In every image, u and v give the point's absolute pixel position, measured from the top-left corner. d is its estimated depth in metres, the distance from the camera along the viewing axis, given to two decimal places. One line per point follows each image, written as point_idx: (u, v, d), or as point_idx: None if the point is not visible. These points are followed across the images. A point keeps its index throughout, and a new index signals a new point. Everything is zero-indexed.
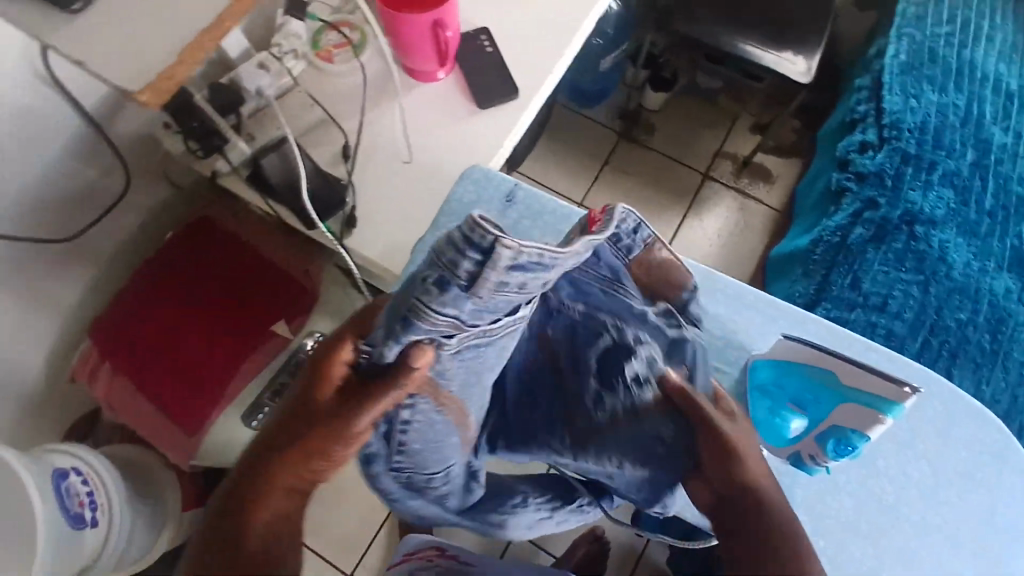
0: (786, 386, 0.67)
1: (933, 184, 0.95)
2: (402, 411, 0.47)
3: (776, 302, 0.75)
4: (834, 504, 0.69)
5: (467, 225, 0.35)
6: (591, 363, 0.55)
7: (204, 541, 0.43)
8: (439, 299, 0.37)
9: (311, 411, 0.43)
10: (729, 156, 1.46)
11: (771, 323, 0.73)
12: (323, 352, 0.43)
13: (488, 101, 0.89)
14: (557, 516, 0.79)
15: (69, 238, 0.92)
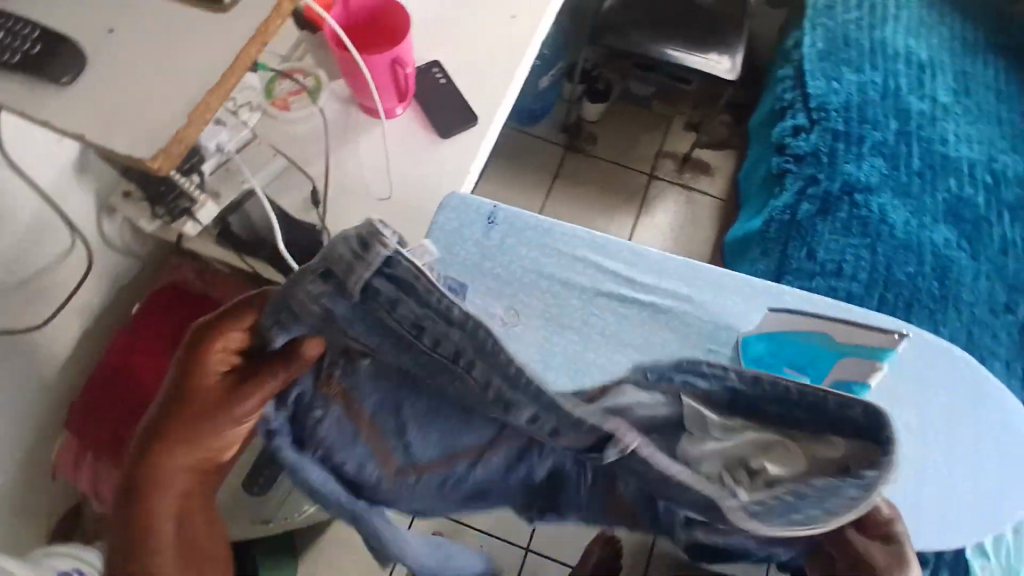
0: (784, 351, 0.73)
1: (865, 155, 1.05)
2: (292, 393, 0.50)
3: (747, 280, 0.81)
4: None
5: (366, 227, 0.43)
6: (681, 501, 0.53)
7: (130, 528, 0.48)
8: (321, 291, 0.44)
9: (194, 398, 0.50)
10: (670, 155, 1.55)
11: (755, 299, 0.80)
12: (206, 340, 0.49)
13: (449, 130, 0.92)
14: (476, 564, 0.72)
15: (30, 329, 0.86)
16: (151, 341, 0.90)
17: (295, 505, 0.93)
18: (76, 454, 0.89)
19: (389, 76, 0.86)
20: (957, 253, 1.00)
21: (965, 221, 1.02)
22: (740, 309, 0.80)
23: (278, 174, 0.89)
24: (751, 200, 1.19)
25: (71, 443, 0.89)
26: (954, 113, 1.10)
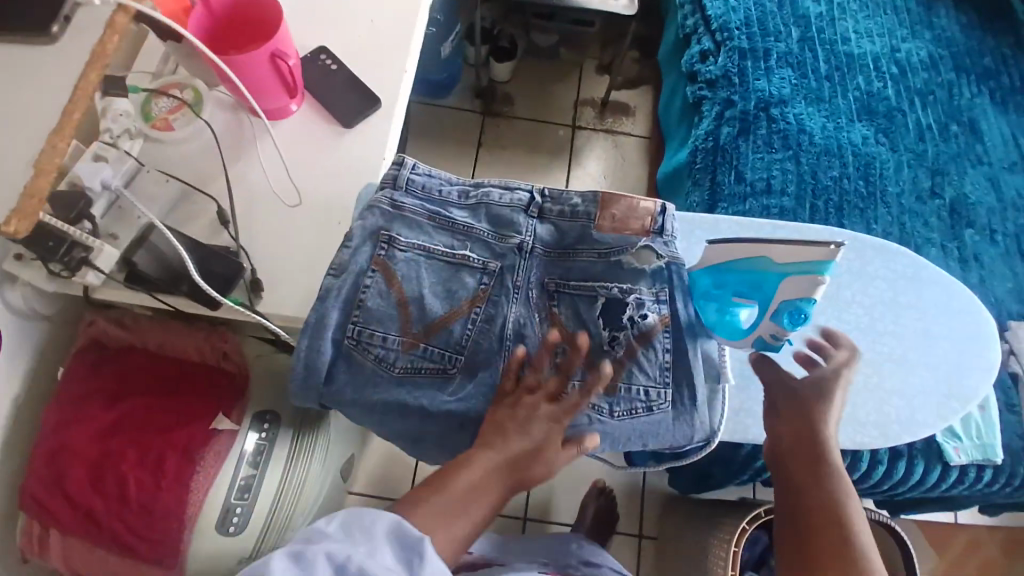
0: (727, 283, 0.72)
1: (773, 69, 1.06)
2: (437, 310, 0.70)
3: (683, 217, 0.80)
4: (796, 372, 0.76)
5: (399, 161, 0.73)
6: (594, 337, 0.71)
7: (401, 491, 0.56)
8: (393, 197, 0.72)
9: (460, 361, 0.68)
10: (589, 102, 1.52)
11: (691, 236, 0.80)
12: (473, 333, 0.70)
13: (353, 118, 0.87)
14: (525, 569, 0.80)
15: None
16: (94, 397, 0.81)
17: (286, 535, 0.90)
18: (38, 535, 0.80)
19: (272, 74, 0.80)
20: (877, 149, 1.02)
21: (879, 115, 1.05)
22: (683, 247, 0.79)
23: (178, 201, 0.82)
24: (672, 134, 1.19)
25: (31, 526, 0.80)
26: (852, 11, 1.12)
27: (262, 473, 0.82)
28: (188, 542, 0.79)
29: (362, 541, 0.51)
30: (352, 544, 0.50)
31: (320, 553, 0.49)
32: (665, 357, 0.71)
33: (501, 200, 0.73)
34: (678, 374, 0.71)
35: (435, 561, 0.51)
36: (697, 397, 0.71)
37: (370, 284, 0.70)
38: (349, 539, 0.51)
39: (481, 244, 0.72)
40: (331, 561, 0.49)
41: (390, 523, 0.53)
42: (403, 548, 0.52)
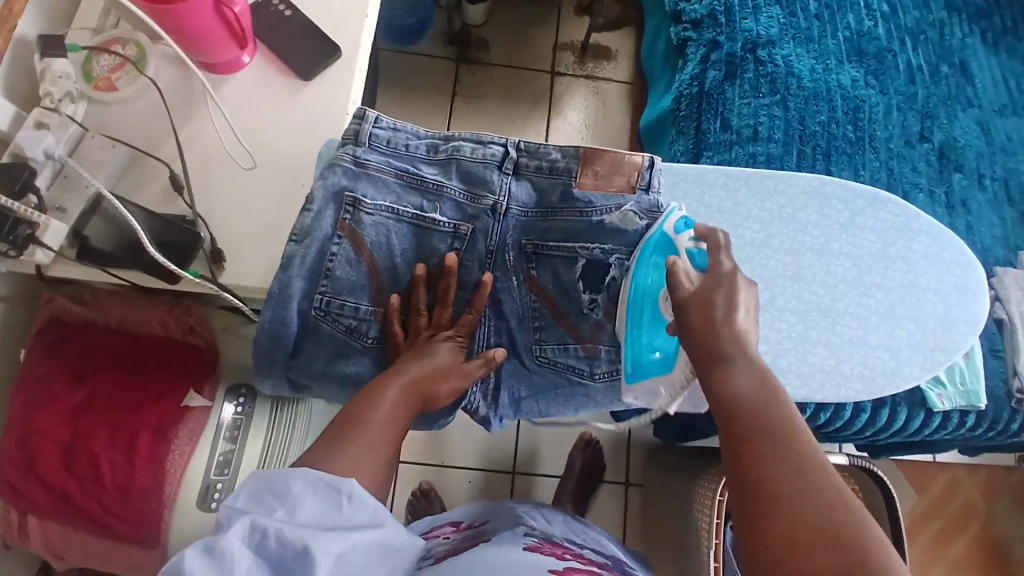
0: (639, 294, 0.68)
1: (760, 7, 1.00)
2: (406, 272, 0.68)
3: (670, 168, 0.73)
4: (781, 325, 0.74)
5: (362, 113, 0.68)
6: (573, 300, 0.70)
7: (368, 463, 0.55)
8: (356, 155, 0.68)
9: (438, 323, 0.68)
10: (568, 46, 1.44)
11: (677, 187, 0.73)
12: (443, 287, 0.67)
13: (310, 70, 0.81)
14: (501, 540, 0.79)
15: None
16: (58, 377, 0.78)
17: None
18: (17, 519, 0.79)
19: (219, 24, 0.74)
20: (866, 91, 0.98)
21: (868, 56, 1.00)
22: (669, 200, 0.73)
23: (127, 166, 0.77)
24: (655, 82, 1.13)
25: (5, 512, 0.79)
26: None
27: (240, 447, 0.80)
28: (168, 523, 0.77)
29: (277, 504, 0.48)
30: (266, 509, 0.48)
31: (234, 538, 0.45)
32: None
33: (473, 155, 0.68)
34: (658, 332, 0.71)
35: (364, 497, 0.51)
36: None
37: (338, 251, 0.66)
38: (260, 507, 0.48)
39: (452, 205, 0.68)
40: (248, 542, 0.45)
41: (299, 474, 0.50)
42: (325, 494, 0.50)
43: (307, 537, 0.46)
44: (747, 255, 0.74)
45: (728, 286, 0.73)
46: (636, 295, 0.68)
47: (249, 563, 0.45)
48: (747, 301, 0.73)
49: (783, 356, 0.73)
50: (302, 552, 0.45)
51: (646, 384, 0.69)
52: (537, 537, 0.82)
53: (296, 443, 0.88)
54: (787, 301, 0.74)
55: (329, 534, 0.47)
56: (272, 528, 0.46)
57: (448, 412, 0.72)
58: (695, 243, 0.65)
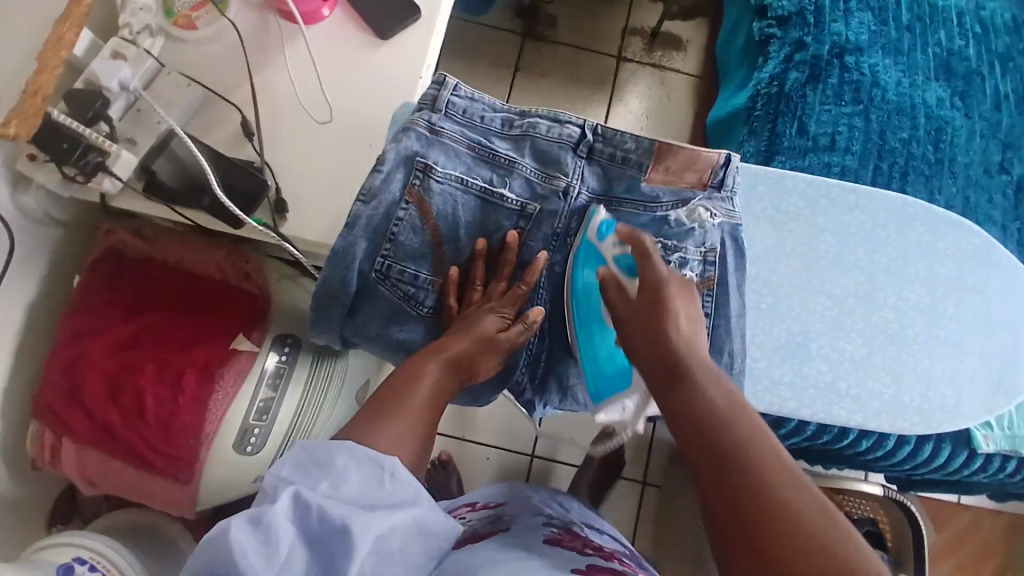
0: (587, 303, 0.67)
1: (852, 11, 0.96)
2: (466, 245, 0.68)
3: (748, 170, 0.71)
4: (847, 348, 0.71)
5: (441, 79, 0.67)
6: None
7: (419, 432, 0.55)
8: (431, 122, 0.67)
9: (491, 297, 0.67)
10: (637, 31, 1.40)
11: (752, 190, 0.70)
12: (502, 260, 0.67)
13: (388, 30, 0.79)
14: (517, 529, 0.78)
15: None
16: (111, 308, 0.80)
17: None
18: (54, 440, 0.80)
19: None
20: (951, 112, 0.94)
21: (957, 76, 0.96)
22: (742, 202, 0.70)
23: (199, 107, 0.77)
24: (729, 77, 1.10)
25: (45, 432, 0.81)
26: None
27: (281, 395, 0.81)
28: (202, 462, 0.78)
29: (321, 476, 0.47)
30: (309, 481, 0.47)
31: (279, 508, 0.45)
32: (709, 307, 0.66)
33: (548, 134, 0.66)
34: (715, 340, 0.66)
35: (406, 477, 0.50)
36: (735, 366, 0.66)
37: (403, 216, 0.66)
38: (305, 478, 0.47)
39: (521, 181, 0.67)
40: (293, 513, 0.45)
41: (344, 449, 0.49)
42: (370, 471, 0.49)
43: (349, 519, 0.45)
44: (818, 269, 0.71)
45: (796, 299, 0.71)
46: (582, 308, 0.67)
47: (293, 536, 0.45)
48: (812, 317, 0.71)
49: (845, 379, 0.70)
50: (342, 533, 0.45)
51: (614, 400, 0.67)
52: (555, 528, 0.80)
53: (333, 391, 0.90)
54: (854, 323, 0.71)
55: (371, 515, 0.46)
56: (315, 504, 0.45)
57: (492, 390, 0.72)
58: (621, 247, 0.63)
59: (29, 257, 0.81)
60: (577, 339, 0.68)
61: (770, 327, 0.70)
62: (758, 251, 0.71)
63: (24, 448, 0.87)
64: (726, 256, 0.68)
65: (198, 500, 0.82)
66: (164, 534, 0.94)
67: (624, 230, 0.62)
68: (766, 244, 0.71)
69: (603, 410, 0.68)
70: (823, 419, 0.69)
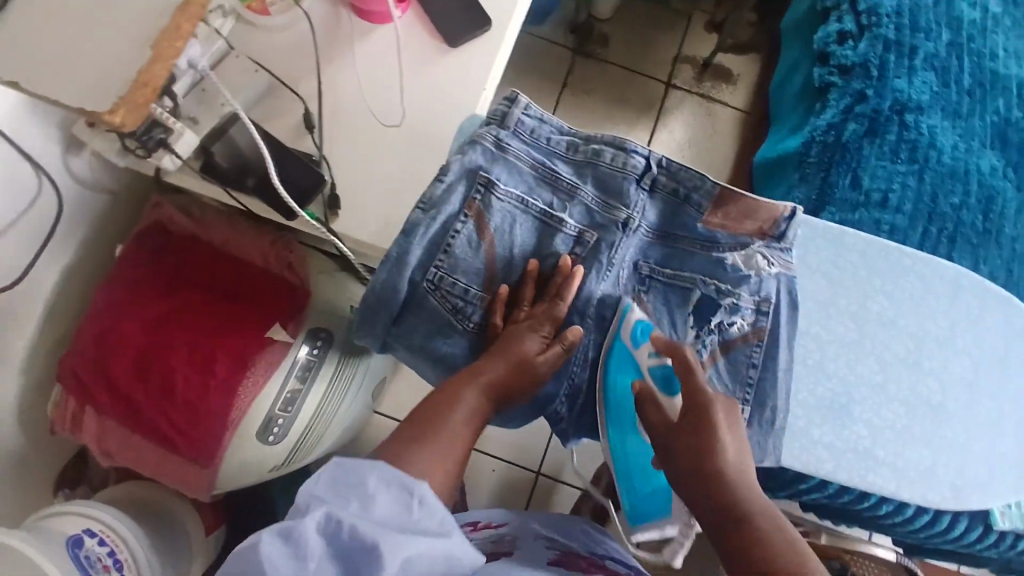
0: (621, 405, 0.69)
1: (916, 69, 0.96)
2: (517, 266, 0.67)
3: (812, 223, 0.71)
4: (889, 414, 0.70)
5: (512, 97, 0.67)
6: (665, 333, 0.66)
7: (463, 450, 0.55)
8: (497, 138, 0.67)
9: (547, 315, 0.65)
10: (689, 60, 1.40)
11: (812, 245, 0.70)
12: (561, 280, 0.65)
13: (459, 38, 0.80)
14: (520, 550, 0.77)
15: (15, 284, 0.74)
16: (151, 283, 0.79)
17: (308, 450, 0.85)
18: (73, 409, 0.79)
19: None
20: (1003, 182, 0.93)
21: (1012, 147, 0.96)
22: (801, 255, 0.70)
23: (263, 94, 0.77)
24: (782, 118, 1.10)
25: (67, 398, 0.80)
26: (1004, 26, 1.01)
27: (307, 389, 0.80)
28: (223, 448, 0.78)
29: (353, 497, 0.47)
30: (343, 500, 0.46)
31: (311, 524, 0.44)
32: (755, 356, 0.65)
33: (612, 163, 0.65)
34: (759, 395, 0.64)
35: (437, 504, 0.48)
36: (776, 420, 0.65)
37: (461, 230, 0.66)
38: (338, 496, 0.46)
39: (581, 208, 0.66)
40: (324, 531, 0.44)
41: (379, 470, 0.48)
42: (401, 493, 0.47)
43: (380, 542, 0.44)
44: (869, 330, 0.71)
45: (843, 357, 0.70)
46: (618, 424, 0.69)
47: (321, 556, 0.44)
48: (859, 380, 0.70)
49: (883, 447, 0.70)
50: (373, 554, 0.43)
51: (652, 521, 0.73)
52: (557, 549, 0.80)
53: (353, 387, 0.89)
54: (899, 389, 0.71)
55: (401, 537, 0.45)
56: (347, 521, 0.44)
57: (525, 411, 0.71)
58: (657, 357, 0.66)
59: (74, 222, 0.81)
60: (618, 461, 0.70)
61: (812, 384, 0.69)
62: (812, 305, 0.71)
63: (43, 411, 0.86)
64: (780, 306, 0.66)
65: (212, 486, 0.80)
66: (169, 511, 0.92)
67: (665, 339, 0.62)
68: (819, 295, 0.71)
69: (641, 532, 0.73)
70: (859, 484, 0.69)
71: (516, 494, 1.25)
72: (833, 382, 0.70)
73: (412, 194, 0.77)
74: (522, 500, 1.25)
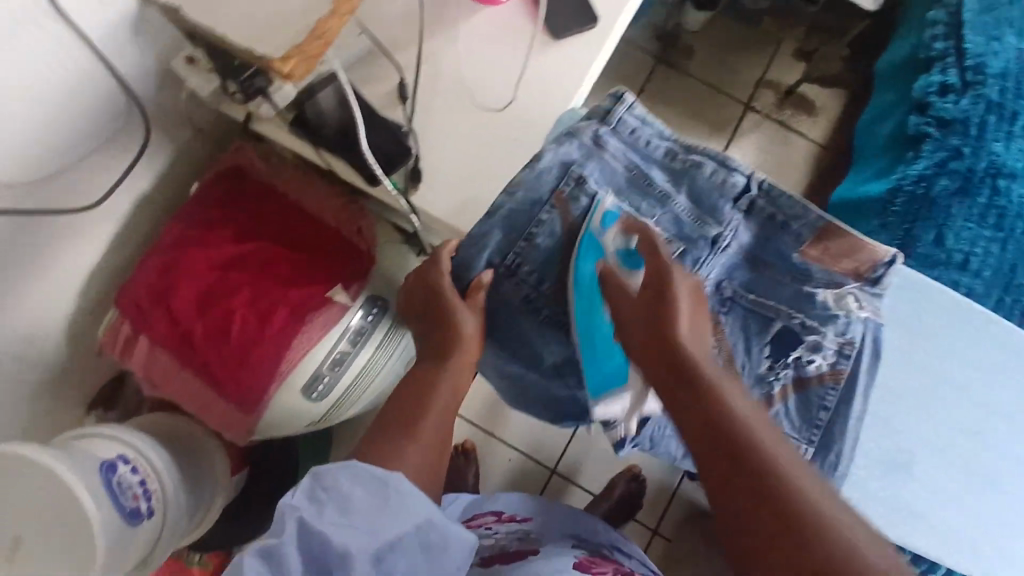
0: (582, 280, 0.64)
1: (1016, 135, 0.92)
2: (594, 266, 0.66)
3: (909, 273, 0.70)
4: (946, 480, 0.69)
5: (618, 94, 0.67)
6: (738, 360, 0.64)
7: None
8: (596, 132, 0.66)
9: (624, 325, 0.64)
10: (772, 84, 1.36)
11: (901, 297, 0.70)
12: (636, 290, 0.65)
13: (563, 30, 0.78)
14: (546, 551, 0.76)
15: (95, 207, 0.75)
16: (223, 225, 0.80)
17: (347, 406, 0.85)
18: (126, 336, 0.79)
19: None
20: None
21: None
22: (891, 302, 0.69)
23: (362, 57, 0.77)
24: (865, 159, 1.05)
25: (119, 324, 0.79)
26: None
27: (357, 352, 0.80)
28: (267, 399, 0.78)
29: (325, 500, 0.47)
30: (315, 506, 0.47)
31: (287, 535, 0.45)
32: (828, 399, 0.64)
33: (711, 177, 0.64)
34: (826, 438, 0.64)
35: (406, 493, 0.49)
36: (838, 466, 0.65)
37: (545, 220, 0.65)
38: (311, 503, 0.47)
39: (671, 217, 0.65)
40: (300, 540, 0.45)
41: (348, 469, 0.49)
42: (369, 485, 0.49)
43: (351, 545, 0.45)
44: (940, 391, 0.70)
45: (910, 415, 0.70)
46: (583, 302, 0.65)
47: (301, 565, 0.44)
48: (922, 440, 0.70)
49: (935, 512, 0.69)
50: (345, 560, 0.45)
51: (608, 402, 0.65)
52: (585, 549, 0.78)
53: (400, 354, 0.88)
54: (960, 456, 0.70)
55: (369, 533, 0.46)
56: (319, 528, 0.45)
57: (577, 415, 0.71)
58: (625, 239, 0.63)
59: (156, 154, 0.82)
60: (579, 343, 0.65)
61: (878, 437, 0.69)
62: (889, 357, 0.70)
63: (94, 335, 0.87)
64: (861, 352, 0.64)
65: (251, 432, 0.81)
66: (203, 451, 0.91)
67: (632, 222, 0.62)
68: (900, 345, 0.70)
69: (601, 408, 0.66)
70: (908, 543, 0.68)
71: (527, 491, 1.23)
72: (893, 438, 0.70)
73: (493, 179, 0.76)
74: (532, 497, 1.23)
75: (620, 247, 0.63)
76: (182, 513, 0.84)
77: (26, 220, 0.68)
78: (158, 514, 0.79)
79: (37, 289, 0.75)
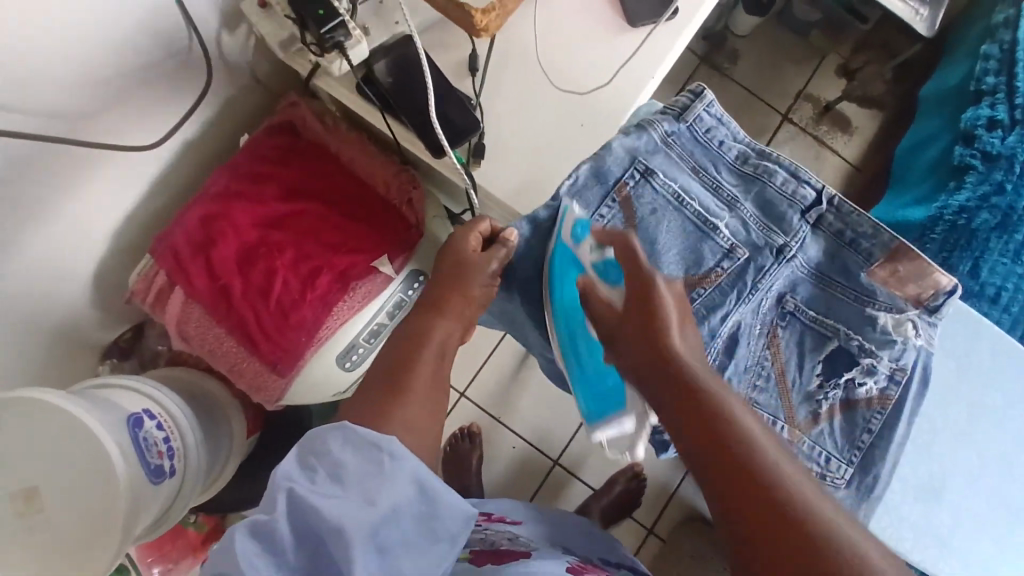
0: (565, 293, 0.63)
1: None
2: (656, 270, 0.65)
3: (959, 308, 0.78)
4: (972, 508, 0.74)
5: (697, 90, 0.67)
6: (790, 370, 0.67)
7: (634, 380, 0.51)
8: (670, 126, 0.66)
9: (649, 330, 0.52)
10: (812, 99, 1.37)
11: (952, 332, 0.77)
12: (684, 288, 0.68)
13: (640, 19, 0.75)
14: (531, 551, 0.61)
15: (143, 146, 0.72)
16: (275, 183, 0.79)
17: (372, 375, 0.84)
18: (159, 285, 0.76)
19: None
20: None
21: None
22: (944, 331, 0.77)
23: (434, 23, 0.75)
24: (905, 186, 1.06)
25: (156, 274, 0.76)
26: None
27: (393, 327, 0.78)
28: (303, 365, 0.76)
29: (320, 470, 0.43)
30: (306, 476, 0.42)
31: (282, 516, 0.40)
32: (873, 422, 0.66)
33: (782, 187, 0.65)
34: (867, 458, 0.67)
35: (408, 464, 0.44)
36: (874, 489, 0.67)
37: (607, 214, 0.64)
38: (304, 472, 0.43)
39: (739, 222, 0.65)
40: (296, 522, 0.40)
41: (338, 433, 0.44)
42: (364, 452, 0.44)
43: (347, 517, 0.40)
44: (979, 425, 0.75)
45: (950, 446, 0.75)
46: (567, 329, 0.64)
47: (296, 547, 0.40)
48: (956, 466, 0.75)
49: (958, 536, 0.73)
50: (344, 534, 0.40)
51: (607, 418, 0.66)
52: (575, 557, 0.64)
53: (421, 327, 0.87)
54: (991, 486, 0.75)
55: (365, 512, 0.41)
56: (311, 499, 0.41)
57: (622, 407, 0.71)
58: (599, 252, 0.62)
59: (207, 100, 0.78)
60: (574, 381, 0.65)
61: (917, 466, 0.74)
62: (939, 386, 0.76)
63: (120, 281, 0.84)
64: (911, 380, 0.66)
65: (280, 398, 0.79)
66: (218, 403, 0.89)
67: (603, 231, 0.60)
68: (947, 379, 0.76)
69: (602, 430, 0.66)
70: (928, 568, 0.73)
71: (529, 479, 1.23)
72: (928, 462, 0.75)
73: (556, 166, 0.75)
74: (533, 485, 1.23)
75: (597, 265, 0.61)
76: (200, 472, 0.82)
77: (70, 151, 0.65)
78: (178, 473, 0.76)
79: (67, 225, 0.71)
